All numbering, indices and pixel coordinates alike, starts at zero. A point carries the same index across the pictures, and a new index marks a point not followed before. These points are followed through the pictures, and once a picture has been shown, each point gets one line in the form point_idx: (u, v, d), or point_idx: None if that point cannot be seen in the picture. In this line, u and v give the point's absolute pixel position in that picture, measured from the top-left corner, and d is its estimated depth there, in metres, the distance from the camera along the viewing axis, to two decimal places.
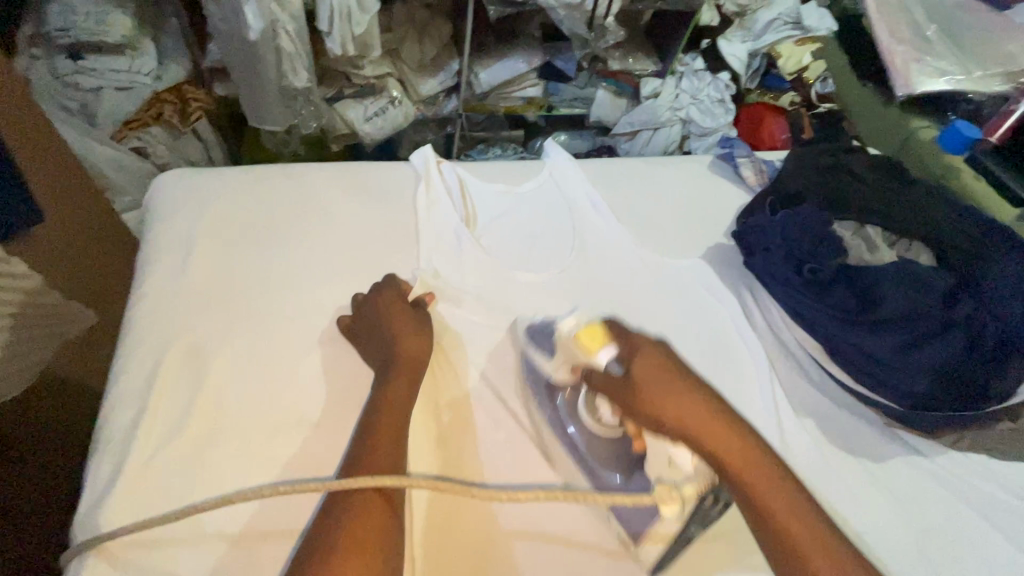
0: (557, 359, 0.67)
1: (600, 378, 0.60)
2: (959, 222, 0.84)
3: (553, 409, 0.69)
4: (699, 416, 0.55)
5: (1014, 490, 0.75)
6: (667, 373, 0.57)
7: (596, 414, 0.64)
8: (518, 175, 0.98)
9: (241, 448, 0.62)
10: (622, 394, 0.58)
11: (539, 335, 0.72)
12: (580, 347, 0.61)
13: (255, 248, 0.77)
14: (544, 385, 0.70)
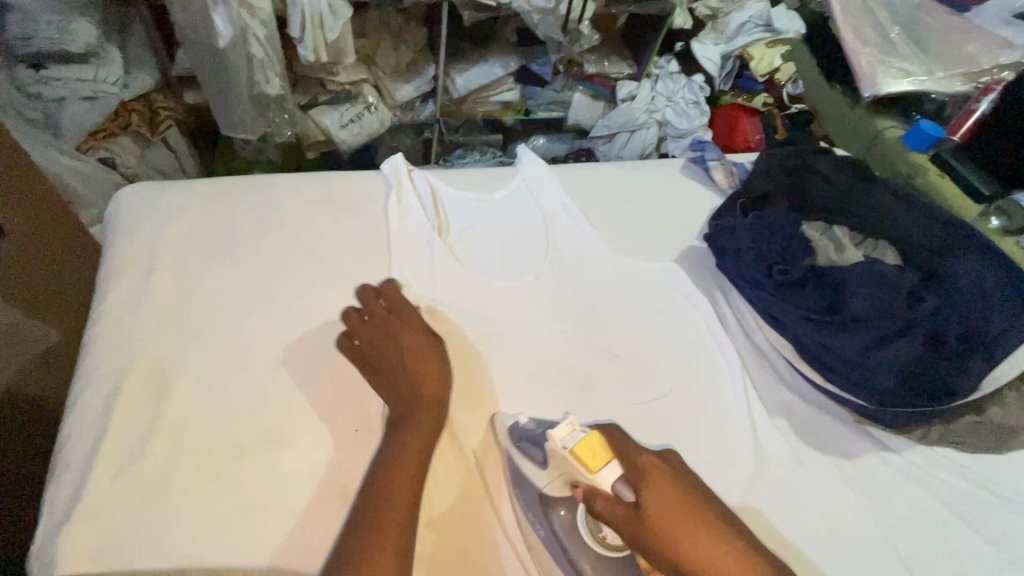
0: (550, 470, 0.61)
1: (605, 502, 0.56)
2: (923, 220, 0.85)
3: (547, 523, 0.61)
4: (717, 553, 0.52)
5: (984, 483, 0.73)
6: (680, 507, 0.54)
7: (600, 534, 0.60)
8: (490, 182, 0.94)
9: (206, 469, 0.59)
10: (632, 525, 0.55)
11: (528, 437, 0.64)
12: (580, 464, 0.57)
13: (220, 263, 0.74)
14: (533, 500, 0.63)
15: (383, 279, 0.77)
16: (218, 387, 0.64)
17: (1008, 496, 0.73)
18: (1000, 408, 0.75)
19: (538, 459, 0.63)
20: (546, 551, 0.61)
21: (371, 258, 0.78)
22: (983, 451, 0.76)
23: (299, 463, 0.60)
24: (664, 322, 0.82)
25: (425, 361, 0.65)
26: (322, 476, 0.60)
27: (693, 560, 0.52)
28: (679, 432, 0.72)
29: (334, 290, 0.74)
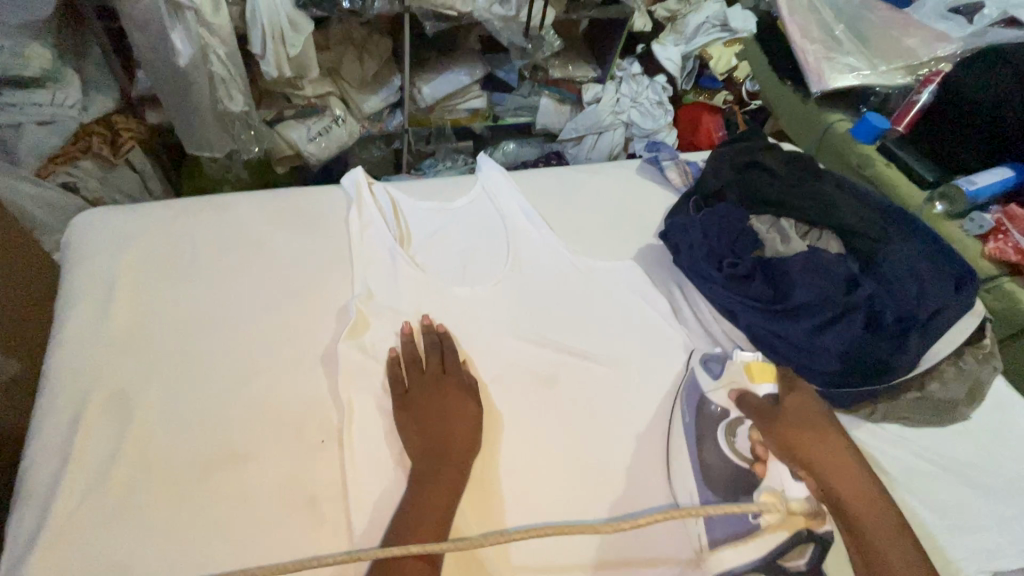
0: (720, 377, 0.75)
1: (753, 401, 0.71)
2: (861, 210, 0.90)
3: (697, 416, 0.73)
4: (831, 452, 0.65)
5: (928, 455, 0.78)
6: (809, 418, 0.68)
7: (732, 438, 0.71)
8: (450, 191, 0.96)
9: (171, 490, 0.60)
10: (770, 418, 0.68)
11: (711, 356, 0.77)
12: (748, 372, 0.74)
13: (180, 285, 0.75)
14: (694, 395, 0.75)
15: (346, 291, 0.78)
16: (182, 406, 0.65)
17: (949, 466, 0.77)
18: (941, 383, 0.81)
19: (711, 369, 0.76)
20: (681, 437, 0.72)
21: (333, 271, 0.80)
22: (928, 425, 0.80)
23: (265, 477, 0.61)
24: (621, 319, 0.85)
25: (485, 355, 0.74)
26: (287, 489, 0.61)
27: (808, 453, 0.65)
28: (636, 425, 0.74)
29: (296, 304, 0.76)
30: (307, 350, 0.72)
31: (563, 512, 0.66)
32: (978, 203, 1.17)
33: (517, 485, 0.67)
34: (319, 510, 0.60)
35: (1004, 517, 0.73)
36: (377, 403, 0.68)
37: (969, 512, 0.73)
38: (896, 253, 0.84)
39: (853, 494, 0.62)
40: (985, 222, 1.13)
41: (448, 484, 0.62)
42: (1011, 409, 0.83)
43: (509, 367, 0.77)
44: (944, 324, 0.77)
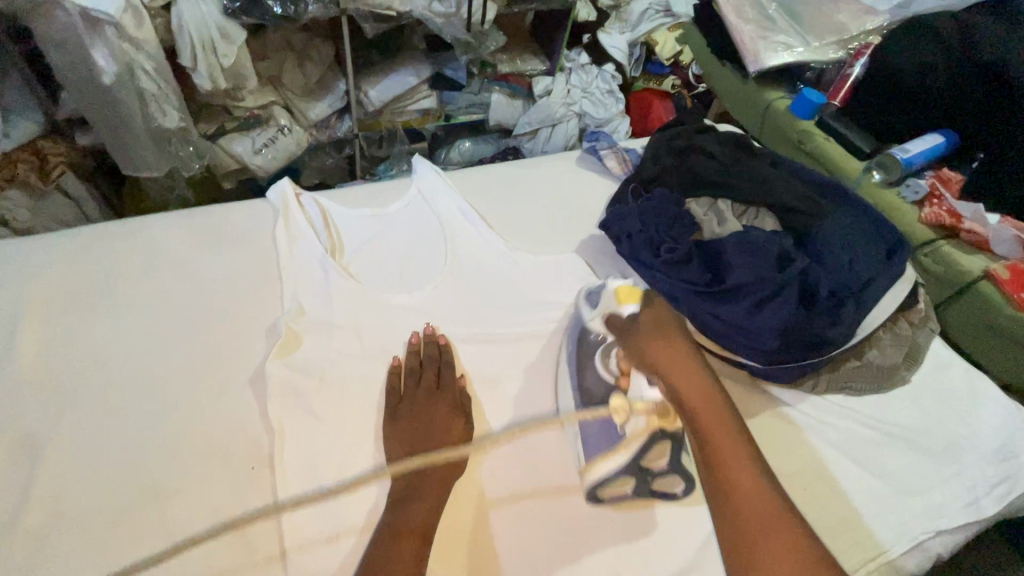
0: (596, 309, 0.72)
1: (617, 323, 0.68)
2: (795, 187, 0.91)
3: (576, 349, 0.74)
4: (683, 365, 0.62)
5: (871, 423, 0.79)
6: (670, 332, 0.65)
7: (608, 361, 0.70)
8: (384, 196, 0.94)
9: (88, 535, 0.56)
10: (630, 340, 0.66)
11: (595, 290, 0.75)
12: (616, 296, 0.69)
13: (98, 318, 0.71)
14: (578, 332, 0.75)
15: (275, 309, 0.75)
16: (100, 446, 0.62)
17: (892, 431, 0.78)
18: (878, 350, 0.82)
19: (592, 303, 0.74)
20: (566, 367, 0.75)
21: (261, 289, 0.77)
22: (870, 393, 0.81)
23: (193, 512, 0.58)
24: (564, 313, 0.83)
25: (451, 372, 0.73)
26: (217, 521, 0.58)
27: (664, 367, 0.62)
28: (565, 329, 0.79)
29: (219, 328, 0.72)
30: (235, 373, 0.68)
31: (510, 517, 0.64)
32: (912, 171, 1.21)
33: (465, 494, 0.65)
34: (251, 540, 0.57)
35: (945, 475, 0.74)
36: (312, 424, 0.65)
37: (910, 474, 0.74)
38: (828, 226, 0.85)
39: (705, 404, 0.59)
40: (920, 188, 1.18)
41: (420, 512, 0.60)
42: (949, 368, 0.85)
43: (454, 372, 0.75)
44: (878, 292, 0.79)
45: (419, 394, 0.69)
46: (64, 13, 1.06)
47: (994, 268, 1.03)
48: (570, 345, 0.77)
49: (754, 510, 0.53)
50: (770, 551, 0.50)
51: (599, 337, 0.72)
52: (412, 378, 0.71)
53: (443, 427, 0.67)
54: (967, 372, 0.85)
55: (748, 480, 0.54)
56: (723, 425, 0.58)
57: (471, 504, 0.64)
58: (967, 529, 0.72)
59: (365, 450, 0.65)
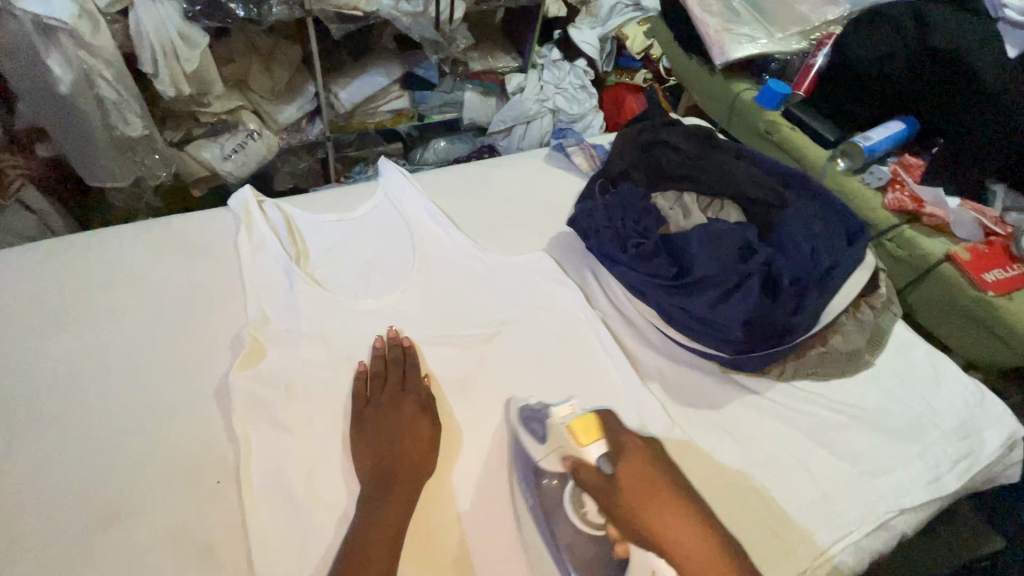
0: (548, 444, 0.65)
1: (585, 474, 0.61)
2: (760, 177, 0.92)
3: (536, 494, 0.64)
4: (684, 528, 0.55)
5: (839, 407, 0.80)
6: (653, 480, 0.59)
7: (580, 512, 0.61)
8: (350, 200, 0.93)
9: (48, 558, 0.55)
10: (607, 496, 0.59)
11: (535, 415, 0.69)
12: (572, 436, 0.63)
13: (56, 334, 0.70)
14: (529, 472, 0.65)
15: (238, 319, 0.74)
16: (59, 466, 0.60)
17: (860, 414, 0.80)
18: (842, 336, 0.83)
19: (539, 434, 0.66)
20: (533, 524, 0.62)
21: (226, 298, 0.76)
22: (836, 377, 0.83)
23: (159, 529, 0.57)
24: (535, 310, 0.83)
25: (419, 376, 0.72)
26: (183, 538, 0.57)
27: (661, 536, 0.55)
28: (511, 462, 0.67)
29: (181, 340, 0.71)
30: (200, 386, 0.67)
31: (485, 518, 0.64)
32: (874, 158, 1.24)
33: (438, 497, 0.65)
34: (218, 556, 0.56)
35: (911, 455, 0.76)
36: (280, 434, 0.64)
37: (878, 457, 0.75)
38: (791, 214, 0.86)
39: (715, 575, 0.53)
40: (883, 174, 1.20)
41: (393, 519, 0.58)
42: (912, 350, 0.88)
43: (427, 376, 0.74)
44: (841, 278, 0.80)
45: (387, 394, 0.69)
46: (15, 20, 1.03)
47: (955, 249, 1.08)
48: (525, 485, 0.65)
49: None
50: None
51: (555, 479, 0.64)
52: (378, 382, 0.71)
53: (412, 430, 0.67)
54: (929, 353, 0.88)
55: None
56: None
57: (442, 507, 0.64)
58: (932, 506, 0.73)
59: (331, 462, 0.64)
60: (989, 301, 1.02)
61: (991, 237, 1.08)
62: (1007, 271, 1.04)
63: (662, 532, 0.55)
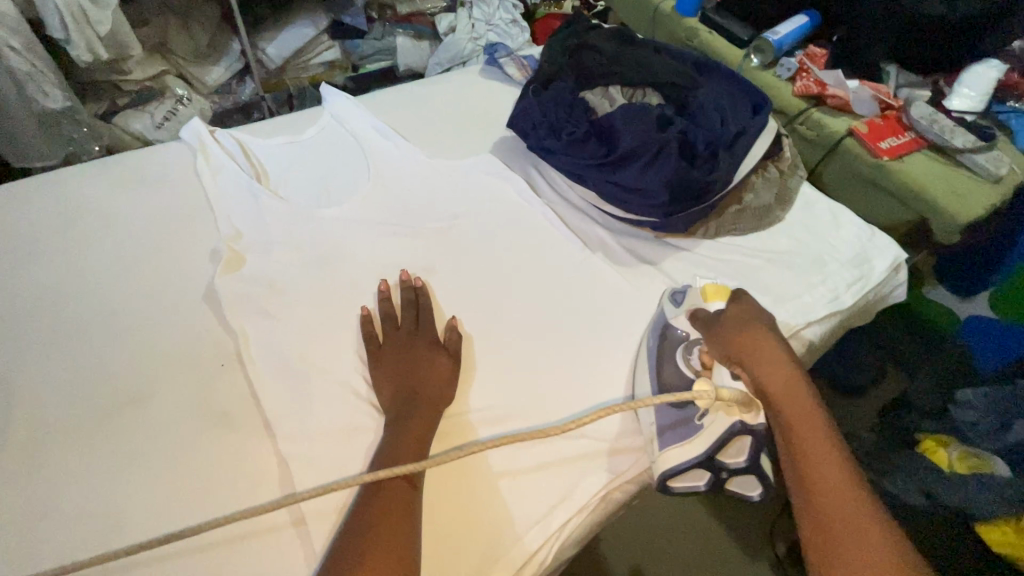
0: (682, 306, 0.76)
1: (703, 317, 0.72)
2: (676, 66, 1.02)
3: (659, 340, 0.75)
4: (771, 360, 0.63)
5: (753, 254, 0.93)
6: (753, 321, 0.68)
7: (689, 357, 0.71)
8: (299, 124, 0.97)
9: (78, 444, 0.62)
10: (712, 324, 0.71)
11: (681, 290, 0.78)
12: (704, 293, 0.75)
13: (35, 266, 0.73)
14: (659, 326, 0.76)
15: (212, 236, 0.79)
16: (67, 371, 0.66)
17: (771, 260, 0.93)
18: (754, 194, 0.97)
19: (676, 301, 0.77)
20: (645, 361, 0.74)
21: (195, 221, 0.80)
22: (752, 231, 0.96)
23: (175, 408, 0.65)
24: (486, 201, 0.92)
25: (425, 315, 0.76)
26: (198, 413, 0.65)
27: (744, 354, 0.65)
28: (649, 328, 0.78)
29: (158, 260, 0.76)
30: (188, 292, 0.73)
31: (467, 381, 0.74)
32: (783, 52, 1.34)
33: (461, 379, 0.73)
34: (232, 422, 0.65)
35: (814, 285, 0.90)
36: (269, 322, 0.72)
37: (787, 289, 0.89)
38: (703, 92, 0.97)
39: (787, 391, 0.61)
40: (792, 65, 1.31)
41: (421, 430, 0.64)
42: (815, 203, 1.01)
43: (450, 319, 0.78)
44: (749, 142, 0.92)
45: (401, 336, 0.73)
46: None
47: (855, 124, 1.21)
48: (653, 334, 0.76)
49: (824, 468, 0.56)
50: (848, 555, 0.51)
51: (684, 334, 0.74)
52: (390, 323, 0.74)
53: (425, 356, 0.71)
54: (830, 205, 1.01)
55: (832, 463, 0.56)
56: (805, 412, 0.60)
57: (462, 394, 0.72)
58: (831, 319, 0.88)
59: (318, 352, 0.71)
60: (885, 165, 1.17)
61: (887, 111, 1.24)
62: (899, 138, 1.19)
63: (744, 346, 0.65)
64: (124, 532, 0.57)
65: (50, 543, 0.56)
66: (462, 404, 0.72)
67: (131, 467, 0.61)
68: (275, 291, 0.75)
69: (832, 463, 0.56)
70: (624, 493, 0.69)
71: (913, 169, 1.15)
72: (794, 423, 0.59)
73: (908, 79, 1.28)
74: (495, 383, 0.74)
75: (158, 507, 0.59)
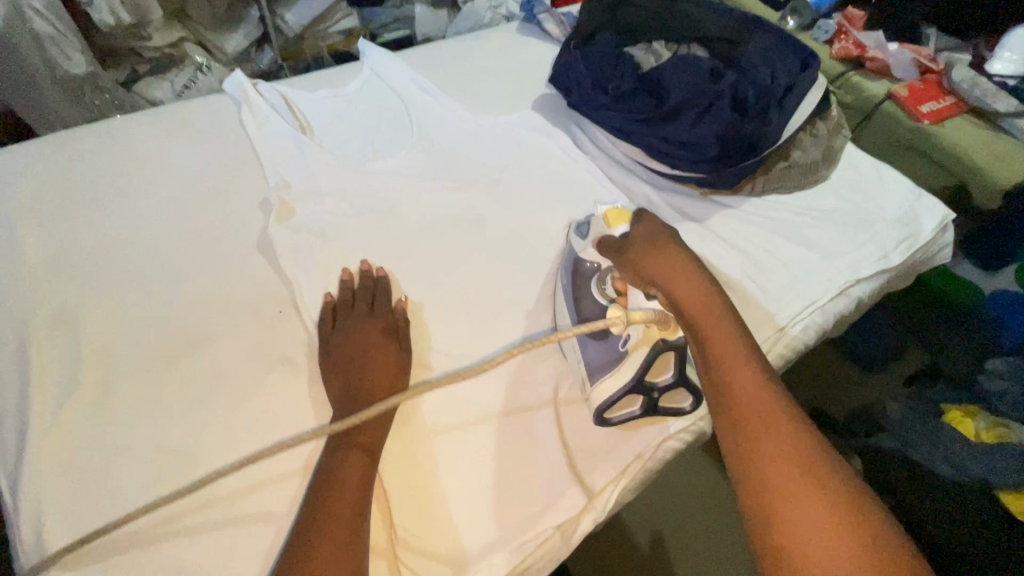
0: (588, 237, 0.73)
1: (608, 245, 0.68)
2: (722, 20, 0.99)
3: (572, 276, 0.73)
4: (679, 271, 0.61)
5: (800, 211, 0.92)
6: (661, 243, 0.64)
7: (603, 288, 0.69)
8: (340, 79, 0.96)
9: (147, 384, 0.62)
10: (623, 254, 0.66)
11: (585, 222, 0.76)
12: (605, 221, 0.70)
13: (89, 214, 0.73)
14: (571, 262, 0.75)
15: (262, 186, 0.79)
16: (132, 314, 0.67)
17: (819, 217, 0.92)
18: (801, 150, 0.96)
19: (582, 234, 0.75)
20: (561, 299, 0.74)
21: (241, 173, 0.80)
22: (799, 190, 0.95)
23: (237, 352, 0.66)
24: (531, 158, 0.91)
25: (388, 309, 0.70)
26: (262, 355, 0.66)
27: (655, 275, 0.61)
28: (562, 263, 0.77)
29: (212, 208, 0.76)
30: (243, 241, 0.74)
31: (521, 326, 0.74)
32: (821, 14, 1.31)
33: (515, 323, 0.74)
34: (296, 364, 0.66)
35: (863, 242, 0.89)
36: (322, 270, 0.72)
37: (836, 247, 0.88)
38: (751, 47, 0.95)
39: (703, 309, 0.59)
40: (830, 27, 1.27)
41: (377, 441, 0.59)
42: (860, 163, 1.00)
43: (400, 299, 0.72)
44: (798, 97, 0.90)
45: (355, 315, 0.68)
46: None
47: (895, 87, 1.18)
48: (566, 273, 0.75)
49: (733, 367, 0.55)
50: (768, 449, 0.50)
51: (596, 263, 0.72)
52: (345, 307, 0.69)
53: (374, 347, 0.65)
54: (875, 163, 1.00)
55: (735, 360, 0.56)
56: (706, 306, 0.58)
57: (518, 338, 0.73)
58: (880, 277, 0.87)
59: (350, 308, 0.69)
60: (927, 129, 1.14)
61: (926, 74, 1.19)
62: (940, 102, 1.15)
63: (651, 267, 0.62)
64: (195, 470, 0.58)
65: (122, 479, 0.57)
66: (520, 348, 0.72)
67: (199, 408, 0.61)
68: (327, 240, 0.75)
69: (740, 361, 0.56)
70: (680, 441, 0.68)
71: (955, 133, 1.12)
72: (701, 331, 0.57)
73: (946, 42, 1.21)
74: (545, 331, 0.74)
75: (226, 445, 0.59)
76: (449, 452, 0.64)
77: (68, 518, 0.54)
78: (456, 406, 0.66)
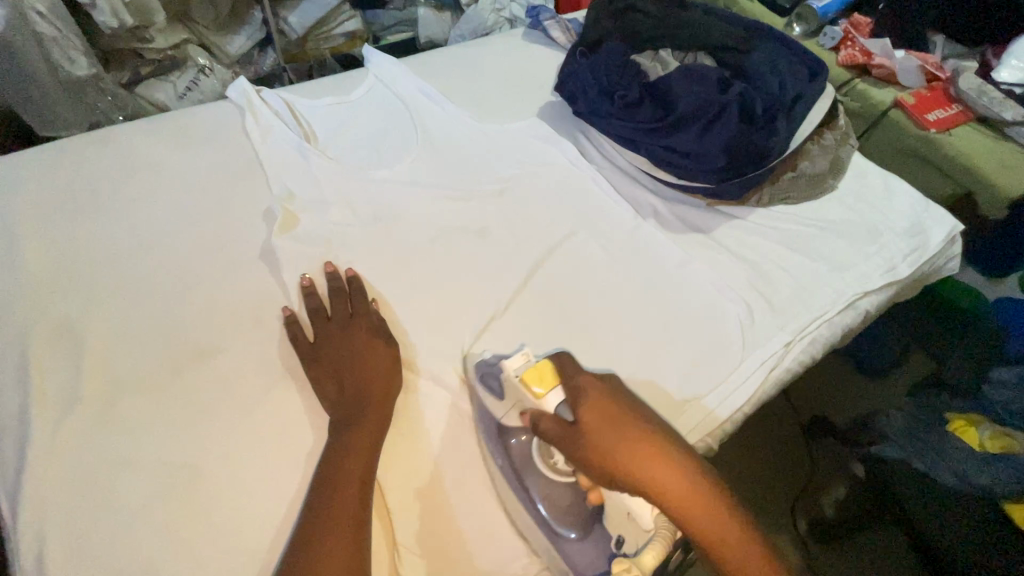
0: (505, 401, 0.60)
1: (545, 431, 0.55)
2: (730, 28, 0.98)
3: (506, 454, 0.61)
4: (626, 443, 0.53)
5: (806, 221, 0.92)
6: (615, 422, 0.54)
7: (555, 464, 0.59)
8: (345, 86, 0.96)
9: (150, 395, 0.62)
10: (570, 443, 0.54)
11: (490, 371, 0.64)
12: (525, 387, 0.57)
13: (92, 223, 0.73)
14: (492, 431, 0.63)
15: (266, 194, 0.78)
16: (136, 325, 0.66)
17: (826, 227, 0.91)
18: (809, 160, 0.96)
19: (491, 391, 0.63)
20: (503, 482, 0.61)
21: (245, 181, 0.80)
22: (806, 200, 0.94)
23: (242, 364, 0.65)
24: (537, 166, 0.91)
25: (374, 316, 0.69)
26: (266, 367, 0.65)
27: (610, 468, 0.52)
28: (476, 426, 0.64)
29: (216, 217, 0.76)
30: (248, 250, 0.73)
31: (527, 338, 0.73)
32: (827, 20, 1.30)
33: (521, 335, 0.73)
34: (300, 376, 0.65)
35: (870, 254, 0.88)
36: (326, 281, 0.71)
37: (844, 258, 0.87)
38: (759, 56, 0.94)
39: (694, 504, 0.51)
40: (836, 34, 1.26)
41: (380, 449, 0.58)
42: (868, 172, 0.99)
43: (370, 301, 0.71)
44: (806, 107, 0.89)
45: (332, 327, 0.68)
46: None
47: (902, 95, 1.17)
48: (492, 447, 0.62)
49: (703, 517, 0.51)
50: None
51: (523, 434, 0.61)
52: (320, 319, 0.68)
53: (369, 351, 0.65)
54: (883, 173, 0.99)
55: (705, 511, 0.51)
56: (658, 472, 0.51)
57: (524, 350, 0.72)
58: (888, 288, 0.86)
59: (326, 320, 0.68)
60: (931, 137, 1.13)
61: (933, 82, 1.18)
62: (946, 111, 1.14)
63: (609, 463, 0.52)
64: (199, 484, 0.57)
65: (124, 494, 0.56)
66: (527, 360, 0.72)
67: (203, 421, 0.61)
68: (332, 249, 0.74)
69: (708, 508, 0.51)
70: None
71: (963, 141, 1.11)
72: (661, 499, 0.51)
73: (953, 50, 1.21)
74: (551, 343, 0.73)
75: (229, 460, 0.59)
76: (455, 466, 0.63)
77: (71, 534, 0.54)
78: (462, 420, 0.66)
